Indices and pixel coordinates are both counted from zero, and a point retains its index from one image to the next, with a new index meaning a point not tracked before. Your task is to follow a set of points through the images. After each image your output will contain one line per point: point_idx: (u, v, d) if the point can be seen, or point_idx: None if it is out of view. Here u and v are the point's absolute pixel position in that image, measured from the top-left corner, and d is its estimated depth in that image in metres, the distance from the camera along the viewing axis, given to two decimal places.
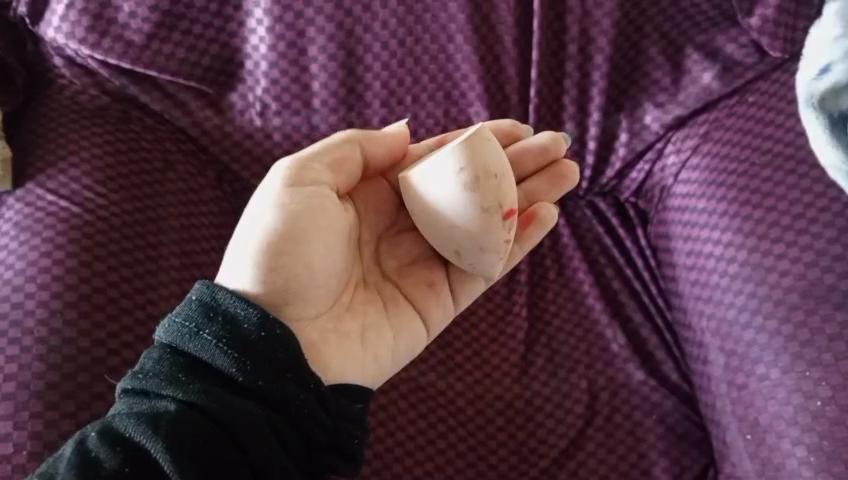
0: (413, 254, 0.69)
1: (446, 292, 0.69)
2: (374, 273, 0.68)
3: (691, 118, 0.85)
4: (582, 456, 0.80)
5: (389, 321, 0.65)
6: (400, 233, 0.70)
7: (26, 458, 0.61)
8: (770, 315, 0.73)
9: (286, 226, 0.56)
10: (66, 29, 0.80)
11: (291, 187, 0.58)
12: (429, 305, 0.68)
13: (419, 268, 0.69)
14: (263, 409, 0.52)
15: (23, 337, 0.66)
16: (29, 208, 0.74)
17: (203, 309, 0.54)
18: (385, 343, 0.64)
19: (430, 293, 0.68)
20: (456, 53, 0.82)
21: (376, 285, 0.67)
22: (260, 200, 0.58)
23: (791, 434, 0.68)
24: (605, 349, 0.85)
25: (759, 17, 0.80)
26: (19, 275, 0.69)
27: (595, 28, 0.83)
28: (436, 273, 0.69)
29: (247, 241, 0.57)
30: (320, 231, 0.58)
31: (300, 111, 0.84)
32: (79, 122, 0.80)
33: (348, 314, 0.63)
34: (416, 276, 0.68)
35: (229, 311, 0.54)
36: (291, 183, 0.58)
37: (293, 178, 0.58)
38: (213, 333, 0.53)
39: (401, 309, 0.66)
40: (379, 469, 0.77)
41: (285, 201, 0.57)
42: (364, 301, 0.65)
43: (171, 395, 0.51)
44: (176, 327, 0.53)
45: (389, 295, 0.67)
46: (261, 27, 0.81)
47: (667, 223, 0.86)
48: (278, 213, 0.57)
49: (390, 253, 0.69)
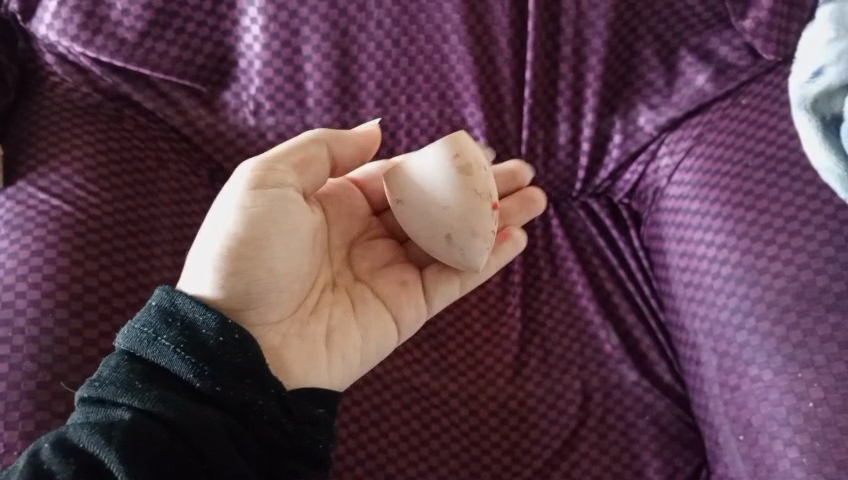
0: (384, 258, 0.72)
1: (419, 293, 0.71)
2: (345, 275, 0.69)
3: (684, 120, 0.86)
4: (576, 456, 0.80)
5: (356, 323, 0.67)
6: (372, 240, 0.72)
7: (17, 458, 0.61)
8: (763, 317, 0.73)
9: (247, 230, 0.56)
10: (58, 27, 0.79)
11: (253, 189, 0.57)
12: (401, 305, 0.69)
13: (388, 272, 0.71)
14: (221, 415, 0.52)
15: (13, 337, 0.65)
16: (20, 207, 0.73)
17: (162, 314, 0.53)
18: (352, 343, 0.66)
19: (401, 294, 0.70)
20: (451, 53, 0.82)
21: (346, 286, 0.68)
22: (224, 202, 0.57)
23: (783, 435, 0.68)
24: (598, 349, 0.85)
25: (752, 20, 0.80)
26: (8, 274, 0.68)
27: (589, 30, 0.82)
28: (408, 275, 0.71)
29: (209, 243, 0.56)
30: (283, 235, 0.57)
31: (293, 110, 0.84)
32: (71, 120, 0.80)
33: (314, 315, 0.64)
34: (385, 279, 0.70)
35: (188, 316, 0.53)
36: (254, 185, 0.57)
37: (256, 180, 0.57)
38: (171, 339, 0.52)
39: (371, 309, 0.68)
40: (372, 469, 0.77)
41: (247, 205, 0.56)
42: (332, 302, 0.66)
43: (128, 403, 0.50)
44: (134, 333, 0.53)
45: (358, 296, 0.68)
46: (255, 26, 0.80)
47: (661, 225, 0.86)
48: (239, 216, 0.56)
49: (363, 257, 0.71)
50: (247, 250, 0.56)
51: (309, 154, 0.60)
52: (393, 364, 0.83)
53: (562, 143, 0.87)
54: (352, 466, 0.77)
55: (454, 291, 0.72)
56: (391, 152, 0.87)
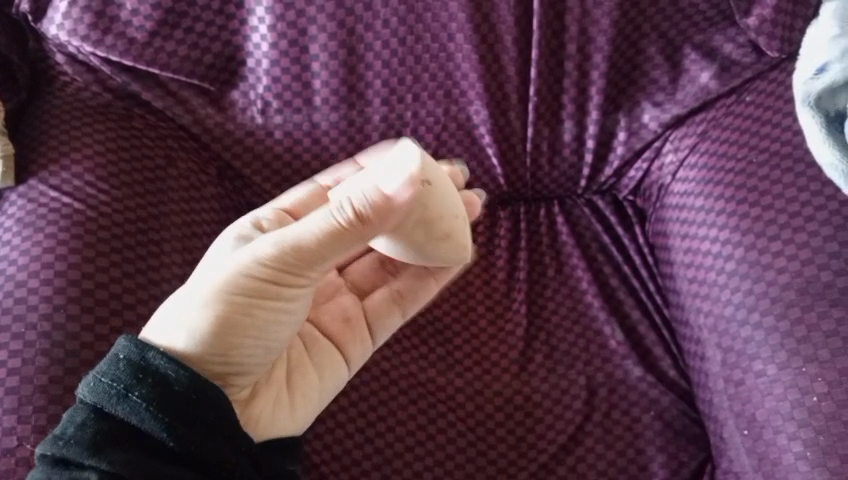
0: (327, 292, 0.70)
1: (364, 327, 0.69)
2: None
3: (689, 116, 0.87)
4: (581, 451, 0.81)
5: (313, 365, 0.65)
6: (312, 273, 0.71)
7: (31, 451, 0.61)
8: (767, 312, 0.73)
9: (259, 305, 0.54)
10: (69, 27, 0.80)
11: (274, 271, 0.54)
12: (349, 344, 0.68)
13: (333, 305, 0.69)
14: (194, 474, 0.50)
15: (27, 332, 0.67)
16: (32, 204, 0.75)
17: (130, 367, 0.50)
18: (309, 389, 0.64)
19: (346, 331, 0.68)
20: (456, 51, 0.83)
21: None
22: (233, 271, 0.54)
23: (787, 430, 0.69)
24: (603, 345, 0.86)
25: (757, 17, 0.80)
26: (21, 270, 0.70)
27: (594, 28, 0.82)
28: (353, 311, 0.69)
29: (199, 308, 0.53)
30: (289, 314, 0.56)
31: (301, 108, 0.85)
32: (81, 119, 0.81)
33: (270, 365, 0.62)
34: (331, 315, 0.68)
35: (158, 370, 0.50)
36: (271, 270, 0.54)
37: (272, 262, 0.54)
38: (143, 396, 0.48)
39: (323, 351, 0.66)
40: (379, 464, 0.78)
41: (256, 290, 0.54)
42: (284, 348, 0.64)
43: (94, 466, 0.46)
44: (101, 387, 0.49)
45: (309, 339, 0.66)
46: (263, 25, 0.81)
47: (665, 221, 0.87)
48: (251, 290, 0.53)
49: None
50: (240, 337, 0.53)
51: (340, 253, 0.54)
52: (399, 360, 0.84)
53: (567, 141, 0.88)
54: (358, 462, 0.78)
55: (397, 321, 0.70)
56: None
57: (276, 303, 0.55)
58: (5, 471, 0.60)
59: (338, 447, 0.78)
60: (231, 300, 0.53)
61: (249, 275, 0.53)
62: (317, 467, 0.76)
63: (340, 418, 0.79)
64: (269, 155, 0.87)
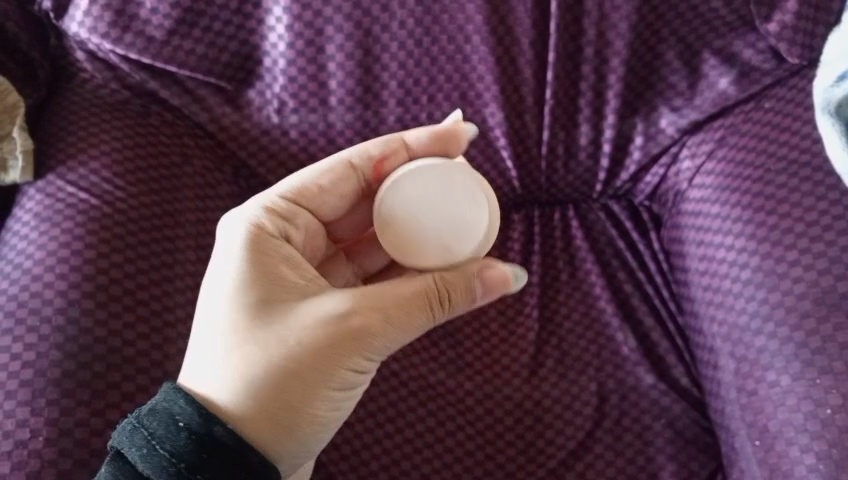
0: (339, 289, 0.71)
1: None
2: None
3: (707, 122, 0.85)
4: (590, 458, 0.80)
5: None
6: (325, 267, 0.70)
7: (42, 444, 0.62)
8: (782, 322, 0.73)
9: (322, 366, 0.55)
10: (89, 24, 0.81)
11: (345, 336, 0.55)
12: None
13: None
14: None
15: (41, 326, 0.67)
16: (50, 199, 0.76)
17: (191, 439, 0.52)
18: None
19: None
20: (472, 53, 0.83)
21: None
22: (338, 361, 0.55)
23: (800, 442, 0.68)
24: (615, 352, 0.85)
25: (777, 23, 0.80)
26: (37, 265, 0.71)
27: (612, 32, 0.82)
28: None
29: (306, 399, 0.55)
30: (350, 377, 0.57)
31: (316, 109, 0.84)
32: (100, 115, 0.82)
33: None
34: None
35: (221, 443, 0.52)
36: (372, 356, 0.57)
37: (374, 349, 0.56)
38: (168, 448, 0.52)
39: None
40: (387, 465, 0.79)
41: (356, 374, 0.57)
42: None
43: None
44: (161, 455, 0.52)
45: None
46: (280, 25, 0.81)
47: (681, 228, 0.86)
48: (317, 352, 0.54)
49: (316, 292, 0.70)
50: (336, 415, 0.58)
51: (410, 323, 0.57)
52: (410, 361, 0.84)
53: (583, 144, 0.87)
54: (366, 462, 0.79)
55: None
56: None
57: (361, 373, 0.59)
58: (17, 462, 0.61)
59: (346, 447, 0.79)
60: (332, 387, 0.56)
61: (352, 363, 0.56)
62: (325, 467, 0.78)
63: (350, 417, 0.80)
64: (284, 154, 0.87)
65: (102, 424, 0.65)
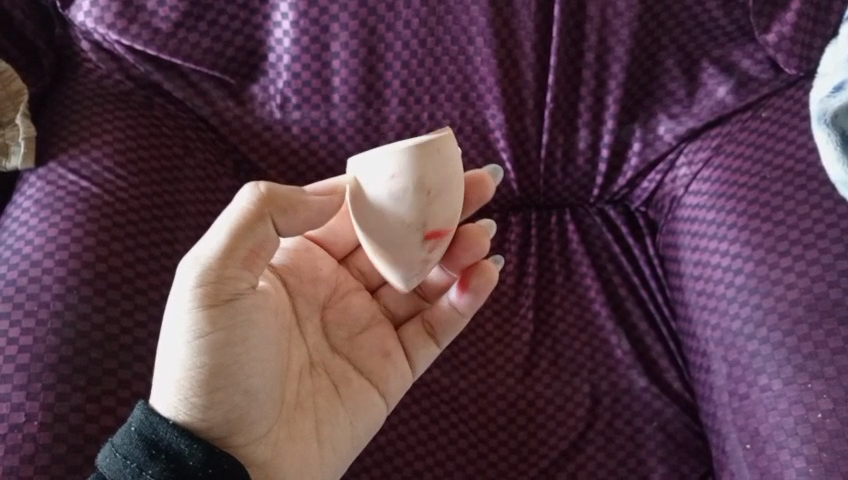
0: (362, 321, 0.70)
1: (403, 359, 0.71)
2: (323, 349, 0.67)
3: (704, 130, 0.87)
4: (582, 459, 0.81)
5: (343, 408, 0.65)
6: (346, 297, 0.71)
7: (37, 428, 0.62)
8: (774, 327, 0.74)
9: (200, 319, 0.52)
10: (95, 14, 0.81)
11: (203, 285, 0.52)
12: (387, 378, 0.69)
13: (370, 337, 0.70)
14: None
15: (39, 311, 0.67)
16: (51, 187, 0.76)
17: (142, 443, 0.51)
18: (339, 433, 0.64)
19: (386, 366, 0.69)
20: (475, 55, 0.83)
21: (326, 364, 0.66)
22: (172, 317, 0.52)
23: (790, 445, 0.68)
24: (609, 354, 0.86)
25: (776, 34, 0.81)
26: (37, 251, 0.71)
27: (613, 37, 0.83)
28: (391, 343, 0.70)
29: (174, 360, 0.52)
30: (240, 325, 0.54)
31: (319, 105, 0.85)
32: (103, 106, 0.82)
33: (297, 410, 0.62)
34: (366, 347, 0.69)
35: (172, 445, 0.51)
36: (205, 297, 0.52)
37: (225, 290, 0.53)
38: (133, 458, 0.50)
39: (358, 395, 0.67)
40: (380, 461, 0.79)
41: (202, 323, 0.52)
42: (312, 390, 0.64)
43: None
44: (116, 461, 0.51)
45: (340, 377, 0.67)
46: (286, 21, 0.82)
47: (676, 234, 0.87)
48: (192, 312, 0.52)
49: (339, 324, 0.69)
50: (218, 370, 0.53)
51: (249, 240, 0.53)
52: None
53: (582, 149, 0.88)
54: (359, 458, 0.79)
55: (433, 351, 0.73)
56: None
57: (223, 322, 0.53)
58: (11, 445, 0.61)
59: None
60: (220, 342, 0.53)
61: (184, 310, 0.52)
62: None
63: None
64: (285, 150, 0.87)
65: (97, 410, 0.65)
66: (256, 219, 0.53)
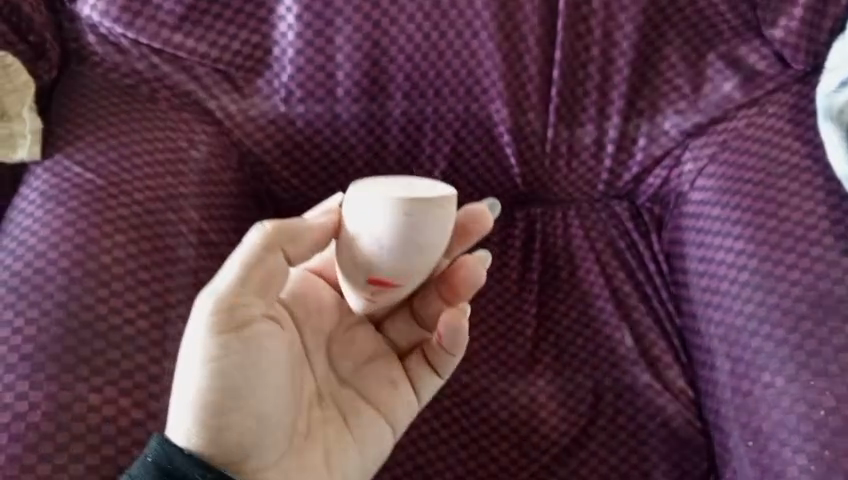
0: (367, 352, 0.69)
1: (411, 389, 0.69)
2: (331, 380, 0.67)
3: (711, 125, 0.85)
4: (583, 455, 0.82)
5: (352, 438, 0.66)
6: (350, 329, 0.69)
7: (40, 417, 0.63)
8: (778, 324, 0.73)
9: (212, 347, 0.55)
10: (101, 8, 0.82)
11: (218, 313, 0.55)
12: (394, 408, 0.68)
13: (376, 368, 0.69)
14: None
15: (44, 301, 0.68)
16: (56, 179, 0.77)
17: (159, 473, 0.54)
18: (348, 461, 0.65)
19: (393, 396, 0.68)
20: (479, 49, 0.83)
21: (334, 394, 0.67)
22: (188, 346, 0.56)
23: (793, 443, 0.68)
24: (613, 350, 0.86)
25: (783, 29, 0.81)
26: (42, 242, 0.72)
27: (617, 32, 0.83)
28: (397, 374, 0.69)
29: (189, 388, 0.55)
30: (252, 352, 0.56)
31: (323, 99, 0.85)
32: (109, 99, 0.82)
33: (307, 438, 0.63)
34: (373, 378, 0.68)
35: (186, 473, 0.54)
36: (218, 325, 0.55)
37: (237, 318, 0.56)
38: None
39: (368, 425, 0.67)
40: (382, 455, 0.80)
41: (215, 351, 0.55)
42: (321, 419, 0.65)
43: None
44: None
45: (348, 407, 0.67)
46: (290, 15, 0.82)
47: (681, 230, 0.86)
48: (207, 340, 0.55)
49: (345, 356, 0.68)
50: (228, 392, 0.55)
51: (259, 271, 0.57)
52: None
53: (587, 143, 0.87)
54: None
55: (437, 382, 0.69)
56: (417, 145, 0.88)
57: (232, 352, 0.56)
58: (14, 434, 0.62)
59: None
60: (232, 369, 0.55)
61: (200, 337, 0.55)
62: None
63: None
64: (289, 144, 0.87)
65: (99, 400, 0.65)
66: (266, 250, 0.57)
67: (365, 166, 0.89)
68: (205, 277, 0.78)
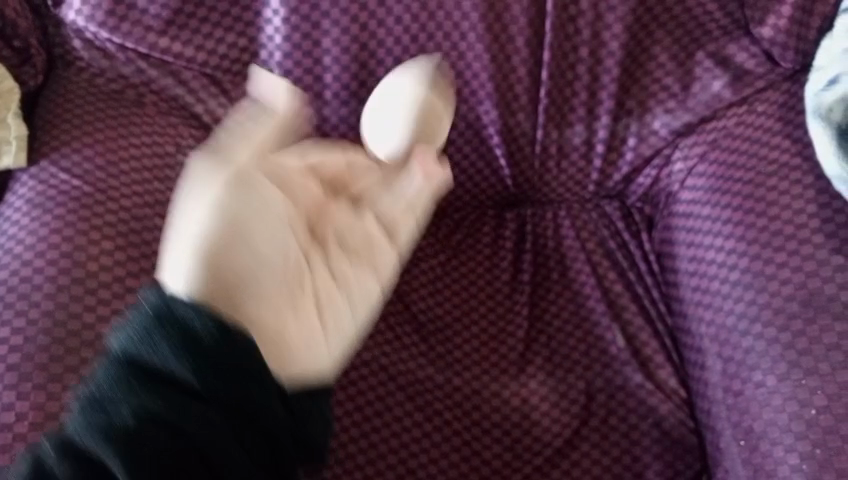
0: (347, 218, 0.63)
1: (391, 236, 0.62)
2: (313, 245, 0.61)
3: (699, 125, 0.86)
4: (576, 456, 0.81)
5: (340, 293, 0.60)
6: (333, 200, 0.64)
7: (27, 428, 0.62)
8: (769, 323, 0.73)
9: (222, 203, 0.55)
10: (86, 13, 0.81)
11: (225, 177, 0.56)
12: (377, 248, 0.61)
13: (357, 224, 0.62)
14: (224, 417, 0.52)
15: (30, 310, 0.68)
16: (42, 186, 0.76)
17: (159, 326, 0.51)
18: (338, 303, 0.59)
19: (375, 246, 0.61)
20: (468, 50, 0.83)
21: (315, 263, 0.60)
22: (189, 187, 0.57)
23: (784, 442, 0.68)
24: (604, 351, 0.86)
25: (771, 27, 0.81)
26: (28, 250, 0.71)
27: (606, 32, 0.83)
28: (375, 227, 0.62)
29: (192, 217, 0.55)
30: (259, 217, 0.56)
31: (312, 101, 0.85)
32: (95, 104, 0.82)
33: (293, 279, 0.58)
34: (354, 232, 0.62)
35: (188, 323, 0.51)
36: (224, 196, 0.55)
37: (244, 197, 0.56)
38: (160, 340, 0.51)
39: (350, 271, 0.60)
40: (373, 459, 0.79)
41: (217, 180, 0.56)
42: (309, 279, 0.59)
43: (126, 405, 0.50)
44: (122, 380, 0.51)
45: (331, 264, 0.60)
46: (277, 17, 0.82)
47: (672, 229, 0.86)
48: (218, 182, 0.56)
49: (326, 222, 0.62)
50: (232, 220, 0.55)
51: (265, 161, 0.59)
52: (398, 356, 0.85)
53: (576, 144, 0.88)
54: (352, 456, 0.79)
55: (393, 256, 0.62)
56: None
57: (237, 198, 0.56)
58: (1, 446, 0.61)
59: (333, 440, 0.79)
60: (236, 203, 0.56)
61: (206, 181, 0.56)
62: None
63: (337, 411, 0.81)
64: None
65: None
66: (278, 137, 0.60)
67: None
68: None
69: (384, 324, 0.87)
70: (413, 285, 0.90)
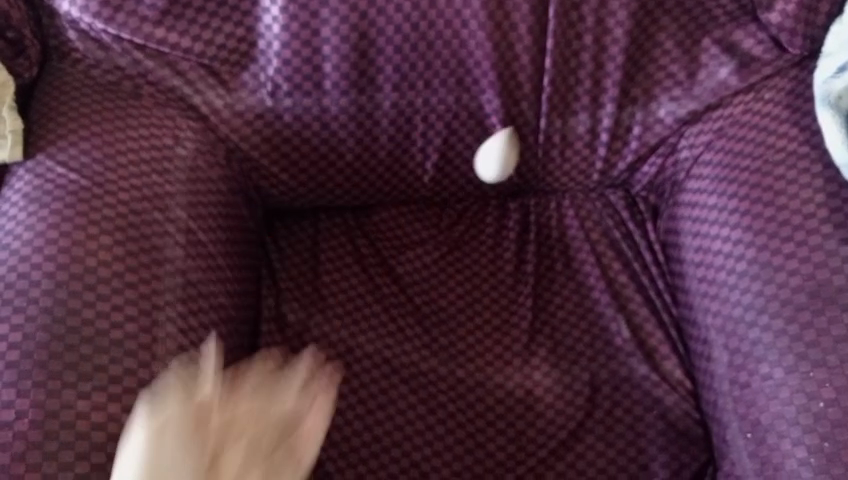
0: (257, 403, 0.66)
1: (316, 414, 0.67)
2: (229, 433, 0.63)
3: (706, 113, 0.84)
4: (580, 448, 0.81)
5: (270, 445, 0.64)
6: (239, 397, 0.66)
7: (28, 426, 0.62)
8: (777, 314, 0.72)
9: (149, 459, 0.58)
10: (80, 3, 0.80)
11: (152, 424, 0.60)
12: (305, 434, 0.66)
13: (274, 403, 0.66)
14: None
15: (29, 306, 0.67)
16: (39, 180, 0.75)
17: None
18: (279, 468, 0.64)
19: (296, 442, 0.65)
20: (469, 39, 0.81)
21: (227, 446, 0.62)
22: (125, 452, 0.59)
23: (791, 435, 0.68)
24: (609, 342, 0.86)
25: (780, 13, 0.80)
26: (26, 246, 0.70)
27: (611, 19, 0.81)
28: (303, 406, 0.67)
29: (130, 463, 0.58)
30: (185, 438, 0.60)
31: (310, 92, 0.83)
32: (90, 96, 0.80)
33: (223, 441, 0.62)
34: (277, 400, 0.67)
35: None
36: (152, 423, 0.60)
37: (170, 410, 0.61)
38: None
39: (283, 438, 0.65)
40: (378, 452, 0.80)
41: (152, 420, 0.60)
42: (238, 440, 0.63)
43: None
44: None
45: (250, 441, 0.63)
46: (275, 7, 0.80)
47: (677, 219, 0.85)
48: (147, 420, 0.60)
49: (241, 412, 0.64)
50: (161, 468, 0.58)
51: (190, 407, 0.62)
52: (401, 348, 0.84)
53: (581, 133, 0.86)
54: (356, 448, 0.80)
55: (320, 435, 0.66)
56: (408, 137, 0.86)
57: (178, 431, 0.60)
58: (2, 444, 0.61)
59: (337, 434, 0.80)
60: (176, 434, 0.60)
61: (140, 426, 0.60)
62: (315, 453, 0.79)
63: (341, 404, 0.81)
64: (278, 139, 0.85)
65: (88, 407, 0.64)
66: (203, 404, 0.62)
67: (354, 159, 0.87)
68: (194, 278, 0.75)
69: (386, 316, 0.86)
70: (414, 277, 0.89)
